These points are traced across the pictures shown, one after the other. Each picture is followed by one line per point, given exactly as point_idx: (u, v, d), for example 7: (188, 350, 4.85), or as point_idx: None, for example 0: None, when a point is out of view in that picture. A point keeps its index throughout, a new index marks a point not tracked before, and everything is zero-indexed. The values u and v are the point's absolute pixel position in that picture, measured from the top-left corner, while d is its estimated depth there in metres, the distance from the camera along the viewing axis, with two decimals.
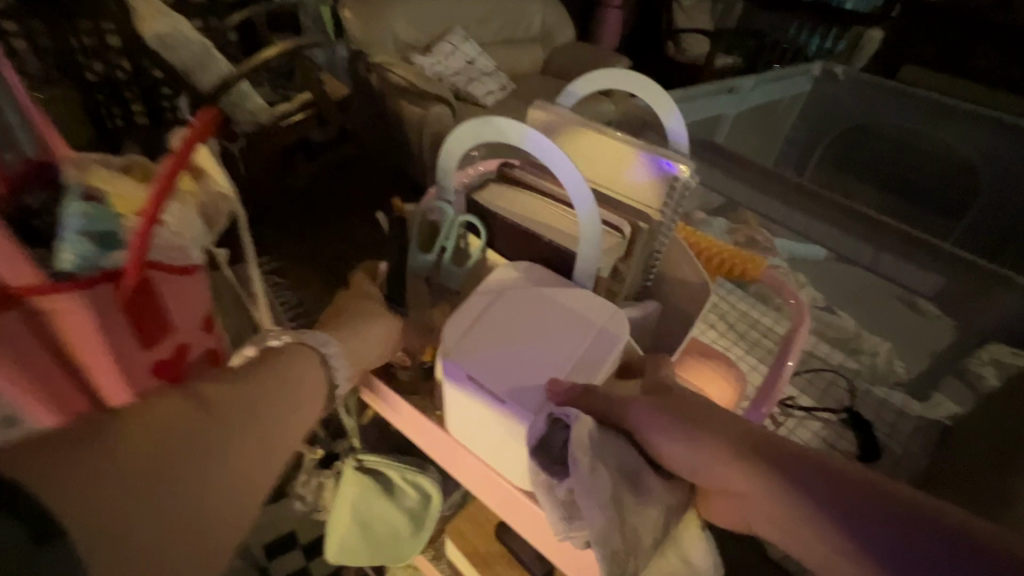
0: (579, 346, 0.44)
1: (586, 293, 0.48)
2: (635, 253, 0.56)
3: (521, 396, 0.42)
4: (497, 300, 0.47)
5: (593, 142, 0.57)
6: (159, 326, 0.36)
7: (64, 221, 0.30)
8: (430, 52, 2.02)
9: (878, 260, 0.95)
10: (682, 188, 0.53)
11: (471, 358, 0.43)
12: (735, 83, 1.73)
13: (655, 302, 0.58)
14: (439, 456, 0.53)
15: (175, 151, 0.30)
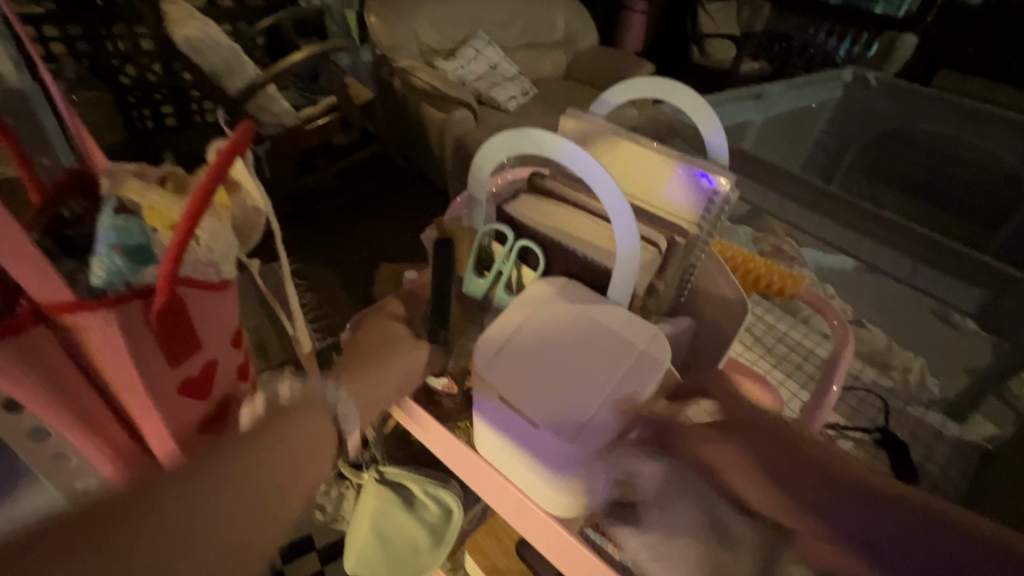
0: (618, 370, 0.42)
1: (622, 312, 0.47)
2: (671, 268, 0.53)
3: (558, 422, 0.40)
4: (531, 321, 0.45)
5: (626, 152, 0.56)
6: (190, 345, 0.33)
7: (97, 234, 0.29)
8: (453, 57, 2.02)
9: (916, 274, 0.89)
10: (723, 201, 0.51)
11: (507, 378, 0.42)
12: (763, 89, 1.71)
13: (689, 319, 0.56)
14: (465, 474, 0.52)
15: (212, 163, 0.29)
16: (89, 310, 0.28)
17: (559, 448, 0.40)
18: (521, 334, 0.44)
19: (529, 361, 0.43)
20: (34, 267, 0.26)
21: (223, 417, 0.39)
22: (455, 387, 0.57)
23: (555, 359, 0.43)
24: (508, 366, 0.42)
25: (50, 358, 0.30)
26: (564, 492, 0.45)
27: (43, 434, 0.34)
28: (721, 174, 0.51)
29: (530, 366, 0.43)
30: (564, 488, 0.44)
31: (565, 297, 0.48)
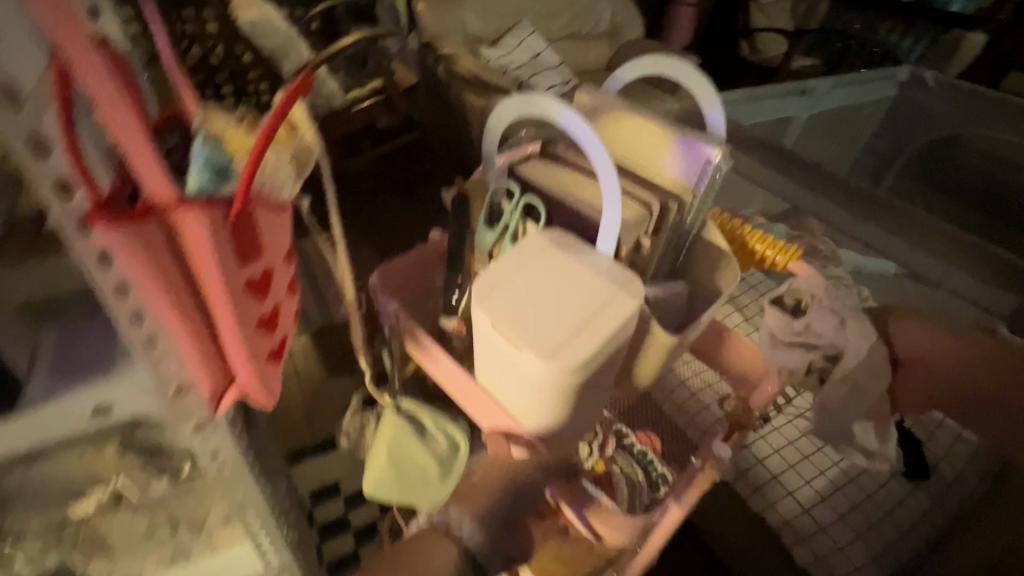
0: (596, 305, 0.48)
1: (607, 260, 0.52)
2: (660, 242, 0.58)
3: (540, 343, 0.46)
4: (524, 259, 0.52)
5: (631, 124, 0.61)
6: (256, 250, 0.41)
7: (192, 153, 0.37)
8: (498, 45, 2.09)
9: (949, 275, 0.93)
10: (716, 170, 0.56)
11: (498, 305, 0.48)
12: (808, 85, 1.72)
13: (682, 285, 0.61)
14: (462, 395, 0.60)
15: (275, 107, 0.37)
16: (187, 207, 0.35)
17: (534, 368, 0.47)
18: (516, 270, 0.51)
19: (519, 294, 0.49)
20: (149, 165, 0.33)
21: (275, 320, 0.48)
22: (463, 327, 0.63)
23: (543, 295, 0.49)
24: (501, 295, 0.49)
25: (155, 254, 0.37)
26: (543, 410, 0.51)
27: (143, 319, 0.41)
28: (715, 145, 0.55)
29: (520, 298, 0.49)
30: (543, 406, 0.51)
31: (558, 244, 0.53)
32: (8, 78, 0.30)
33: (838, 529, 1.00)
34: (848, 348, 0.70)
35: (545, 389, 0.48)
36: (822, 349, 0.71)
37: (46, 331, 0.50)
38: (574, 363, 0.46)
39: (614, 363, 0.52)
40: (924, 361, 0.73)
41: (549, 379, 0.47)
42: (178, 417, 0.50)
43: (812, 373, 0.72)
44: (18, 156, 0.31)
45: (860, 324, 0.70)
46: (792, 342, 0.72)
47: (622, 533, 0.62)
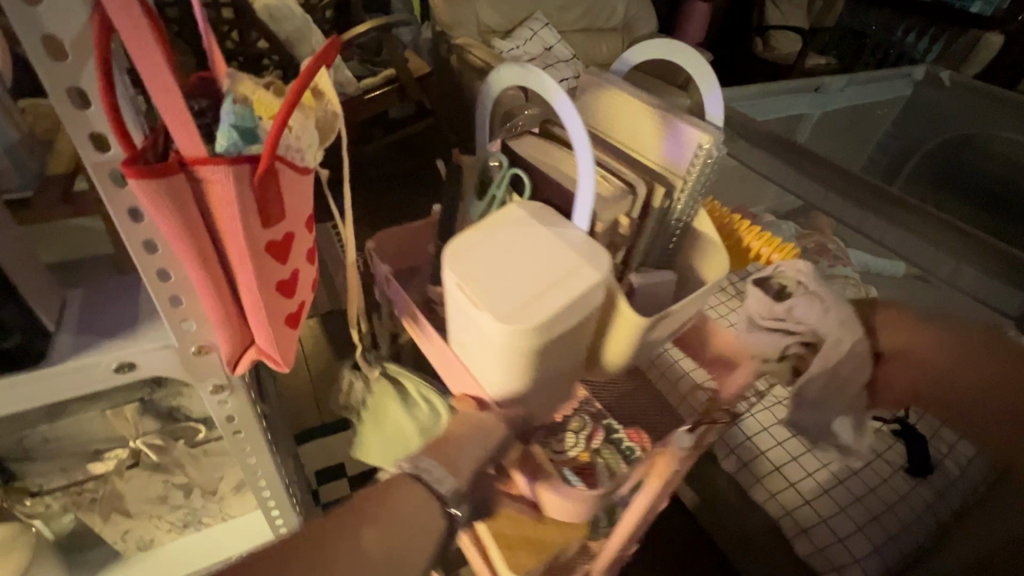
0: (562, 270, 0.46)
1: (578, 234, 0.50)
2: (647, 230, 0.58)
3: (496, 302, 0.44)
4: (500, 223, 0.50)
5: (628, 105, 0.62)
6: (279, 212, 0.42)
7: (220, 115, 0.38)
8: (511, 36, 2.07)
9: (959, 273, 0.92)
10: (706, 155, 0.55)
11: (458, 264, 0.46)
12: (823, 82, 1.70)
13: (670, 274, 0.58)
14: (444, 368, 0.57)
15: (301, 73, 0.38)
16: (217, 163, 0.36)
17: (487, 326, 0.44)
18: (482, 235, 0.49)
19: (488, 254, 0.47)
20: (182, 121, 0.34)
21: (295, 286, 0.48)
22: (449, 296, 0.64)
23: (509, 257, 0.47)
24: (461, 257, 0.47)
25: (186, 211, 0.37)
26: (503, 380, 0.48)
27: (168, 276, 0.43)
28: (705, 131, 0.55)
29: (482, 258, 0.47)
30: (503, 375, 0.48)
31: (537, 211, 0.52)
32: (50, 31, 0.31)
33: (839, 522, 1.00)
34: (827, 333, 0.60)
35: (499, 353, 0.45)
36: (800, 334, 0.63)
37: (75, 290, 0.52)
38: (528, 325, 0.43)
39: (579, 340, 0.49)
40: (915, 361, 0.58)
41: (506, 343, 0.44)
42: (197, 377, 0.51)
43: (787, 364, 0.64)
44: (60, 109, 0.33)
45: (844, 316, 0.60)
46: (771, 326, 0.65)
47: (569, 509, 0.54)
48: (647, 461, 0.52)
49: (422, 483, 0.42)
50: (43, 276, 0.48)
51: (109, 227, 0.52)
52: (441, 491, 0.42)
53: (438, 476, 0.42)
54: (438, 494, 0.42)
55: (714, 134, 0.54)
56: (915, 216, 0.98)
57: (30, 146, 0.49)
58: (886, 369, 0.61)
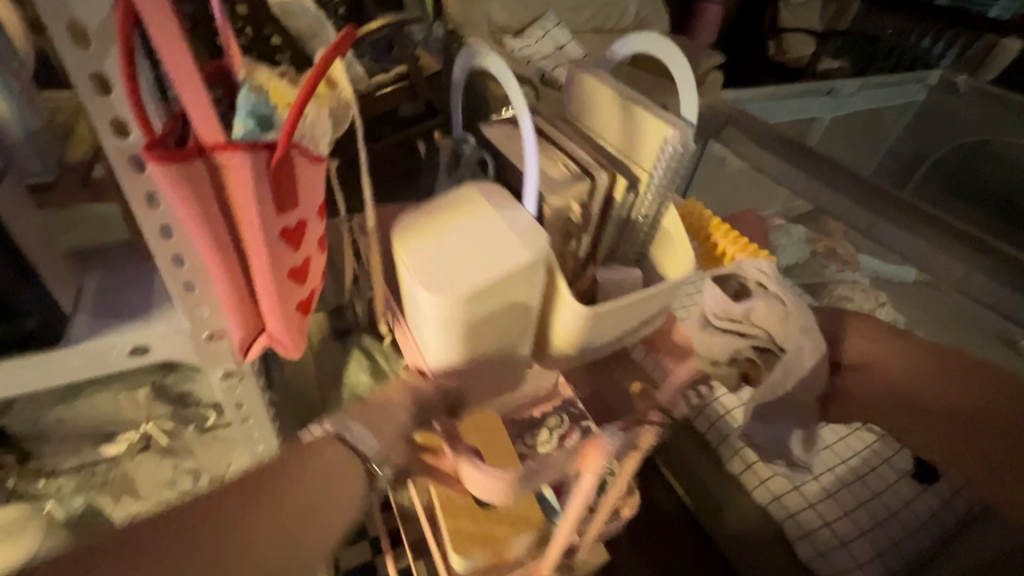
0: (492, 247, 0.47)
1: (525, 215, 0.50)
2: (607, 225, 0.59)
3: (427, 275, 0.46)
4: (448, 200, 0.52)
5: (606, 96, 0.62)
6: (294, 198, 0.42)
7: (237, 102, 0.39)
8: (522, 37, 2.07)
9: (968, 280, 0.90)
10: (677, 150, 0.55)
11: (405, 238, 0.49)
12: (836, 85, 1.70)
13: (637, 271, 0.59)
14: (406, 343, 0.60)
15: (317, 64, 0.38)
16: (234, 150, 0.36)
17: (419, 295, 0.47)
18: (430, 212, 0.51)
19: (429, 231, 0.49)
20: (202, 108, 0.35)
21: (306, 273, 0.49)
22: None
23: (447, 233, 0.49)
24: (409, 232, 0.49)
25: (203, 195, 0.38)
26: (440, 347, 0.51)
27: (183, 261, 0.44)
28: (676, 130, 0.54)
29: (424, 236, 0.49)
30: (444, 346, 0.51)
31: (484, 190, 0.52)
32: (76, 18, 0.32)
33: (842, 525, 1.00)
34: (790, 343, 0.52)
35: (432, 322, 0.48)
36: (756, 339, 0.55)
37: (91, 275, 0.53)
38: (454, 296, 0.45)
39: (516, 315, 0.51)
40: (874, 372, 0.54)
41: (439, 316, 0.47)
42: (209, 362, 0.52)
43: (736, 368, 0.56)
44: (83, 94, 0.34)
45: (806, 321, 0.52)
46: (727, 327, 0.56)
47: (484, 486, 0.44)
48: (577, 447, 0.46)
49: (347, 447, 0.44)
50: (61, 260, 0.49)
51: (124, 215, 0.53)
52: (364, 451, 0.43)
53: (361, 437, 0.43)
54: (360, 454, 0.43)
55: (682, 132, 0.54)
56: (926, 221, 0.97)
57: (51, 133, 0.50)
58: (853, 384, 0.54)
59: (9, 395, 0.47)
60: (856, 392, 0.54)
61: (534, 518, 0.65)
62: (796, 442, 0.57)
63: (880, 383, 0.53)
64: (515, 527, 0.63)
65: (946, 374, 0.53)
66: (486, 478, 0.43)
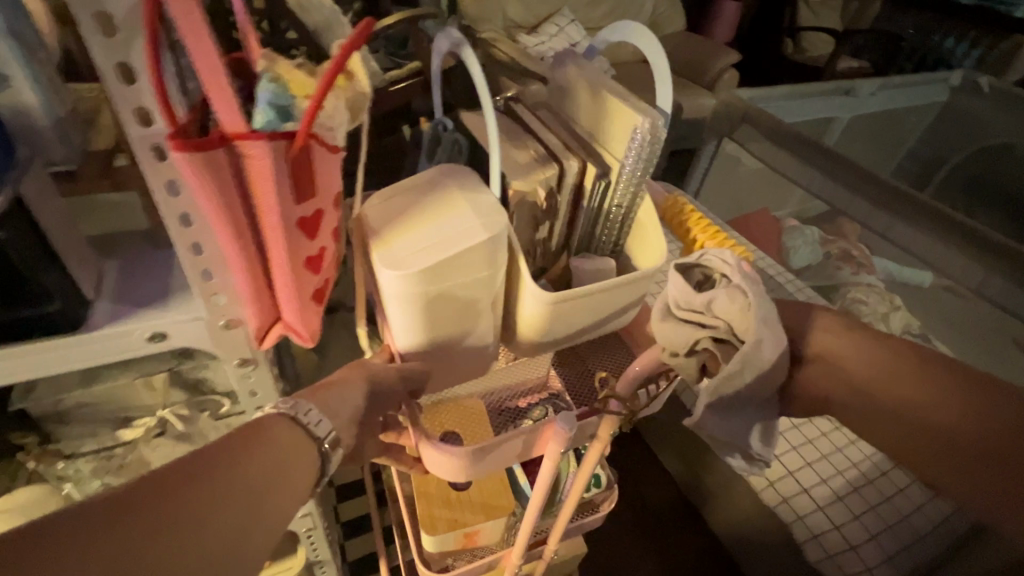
0: (448, 227, 0.47)
1: (490, 197, 0.50)
2: (579, 216, 0.57)
3: (381, 256, 0.46)
4: (413, 183, 0.52)
5: (581, 82, 0.58)
6: (312, 188, 0.43)
7: (258, 92, 0.39)
8: (537, 32, 2.03)
9: (987, 282, 0.92)
10: (645, 138, 0.51)
11: (369, 219, 0.49)
12: (855, 84, 1.67)
13: (610, 261, 0.57)
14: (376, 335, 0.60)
15: (335, 55, 0.38)
16: (255, 139, 0.37)
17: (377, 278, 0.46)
18: (393, 194, 0.51)
19: (388, 214, 0.49)
20: (225, 98, 0.36)
21: (322, 262, 0.50)
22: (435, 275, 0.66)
23: (408, 215, 0.49)
24: (373, 214, 0.49)
25: (224, 183, 0.39)
26: (401, 330, 0.50)
27: (201, 250, 0.44)
28: (646, 116, 0.50)
29: (384, 220, 0.49)
30: (408, 331, 0.50)
31: (450, 175, 0.53)
32: (104, 8, 0.33)
33: (852, 529, 0.98)
34: (750, 333, 0.45)
35: (390, 301, 0.47)
36: (716, 329, 0.47)
37: (112, 261, 0.54)
38: (406, 275, 0.45)
39: (478, 300, 0.50)
40: (837, 367, 0.51)
41: (395, 298, 0.47)
42: (225, 350, 0.53)
43: (696, 358, 0.49)
44: (109, 85, 0.35)
45: (769, 311, 0.46)
46: (691, 319, 0.48)
47: (444, 467, 0.52)
48: (536, 431, 0.54)
49: (299, 427, 0.45)
50: (83, 246, 0.50)
51: (146, 203, 0.54)
52: (317, 432, 0.46)
53: (316, 420, 0.46)
54: (316, 437, 0.46)
55: (653, 119, 0.50)
56: (944, 224, 0.96)
57: (76, 119, 0.51)
58: (821, 376, 0.51)
59: (31, 377, 0.48)
60: (823, 386, 0.51)
61: (506, 505, 0.71)
62: (755, 440, 0.50)
63: (845, 375, 0.50)
64: (487, 512, 0.70)
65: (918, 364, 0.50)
66: (447, 457, 0.51)
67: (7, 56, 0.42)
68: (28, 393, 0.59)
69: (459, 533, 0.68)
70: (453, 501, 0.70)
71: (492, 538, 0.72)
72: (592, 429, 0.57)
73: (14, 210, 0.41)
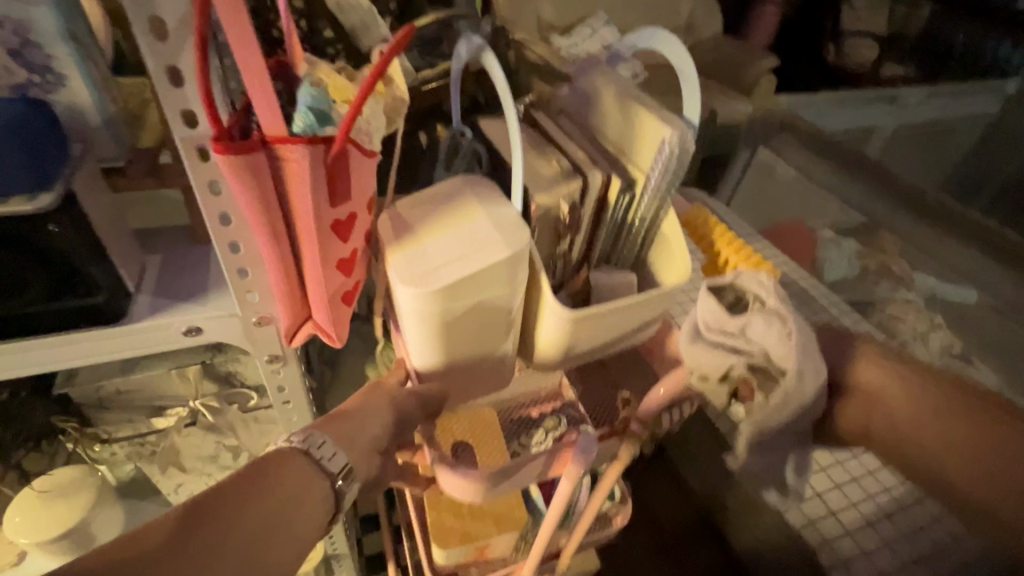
0: (470, 242, 0.47)
1: (512, 212, 0.49)
2: (602, 230, 0.56)
3: (401, 268, 0.46)
4: (437, 191, 0.52)
5: (604, 97, 0.58)
6: (347, 192, 0.43)
7: (299, 98, 0.40)
8: (570, 34, 2.00)
9: None
10: (672, 150, 0.51)
11: (399, 226, 0.49)
12: (900, 92, 1.61)
13: (631, 274, 0.57)
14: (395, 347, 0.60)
15: (376, 62, 0.39)
16: (296, 144, 0.38)
17: (397, 291, 0.46)
18: (417, 204, 0.51)
19: (411, 224, 0.49)
20: (268, 103, 0.37)
21: (353, 265, 0.50)
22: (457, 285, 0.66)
23: (431, 226, 0.49)
24: (401, 219, 0.49)
25: (262, 184, 0.39)
26: (417, 345, 0.50)
27: (238, 248, 0.45)
28: (674, 127, 0.50)
29: (406, 231, 0.49)
30: (431, 342, 0.50)
31: (472, 188, 0.52)
32: (157, 13, 0.34)
33: (882, 558, 0.93)
34: (792, 366, 0.44)
35: (407, 314, 0.47)
36: (750, 355, 0.46)
37: (153, 255, 0.56)
38: (423, 291, 0.45)
39: (497, 315, 0.50)
40: (876, 402, 0.49)
41: (413, 312, 0.46)
42: (257, 346, 0.54)
43: (726, 386, 0.47)
44: (159, 87, 0.36)
45: (808, 341, 0.45)
46: (719, 341, 0.47)
47: (463, 491, 0.53)
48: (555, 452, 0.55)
49: (311, 461, 0.46)
50: (128, 240, 0.52)
51: (187, 201, 0.55)
52: (330, 469, 0.46)
53: (330, 454, 0.47)
54: (329, 473, 0.46)
55: (681, 131, 0.50)
56: None
57: (125, 118, 0.53)
58: (863, 408, 0.49)
59: (73, 366, 0.50)
60: (859, 416, 0.49)
61: (518, 519, 0.71)
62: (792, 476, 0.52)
63: (881, 411, 0.49)
64: (498, 526, 0.70)
65: (951, 403, 0.49)
66: (466, 482, 0.52)
67: (65, 57, 0.43)
68: (71, 378, 0.62)
69: (470, 547, 0.68)
70: (463, 513, 0.71)
71: (504, 550, 0.72)
72: (612, 449, 0.58)
73: (65, 205, 0.42)
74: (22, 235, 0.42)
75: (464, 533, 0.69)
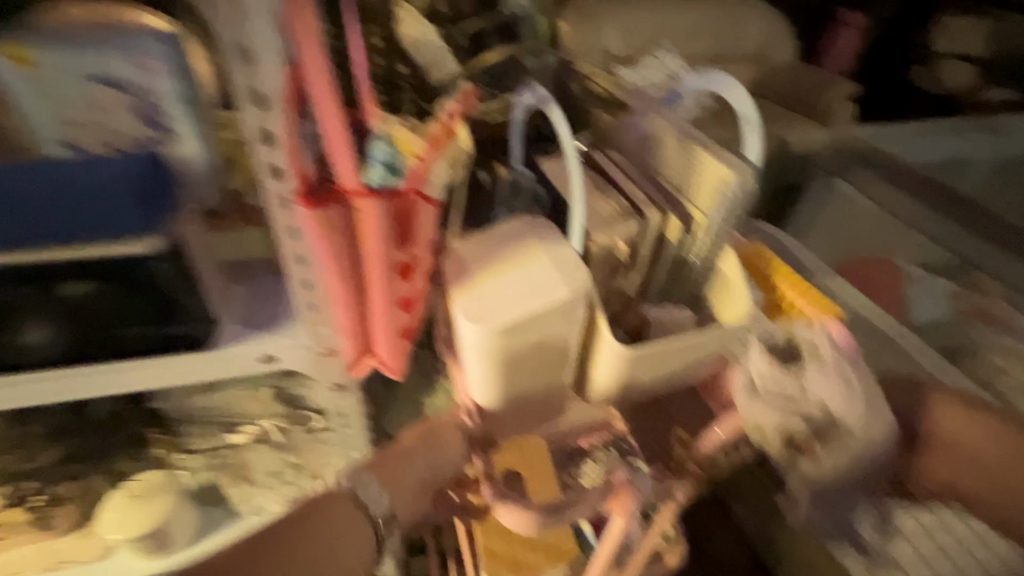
0: (531, 282, 0.48)
1: (571, 252, 0.50)
2: (660, 264, 0.56)
3: (466, 306, 0.48)
4: (499, 227, 0.52)
5: (665, 139, 0.58)
6: (413, 237, 0.46)
7: (374, 152, 0.47)
8: None
9: None
10: (739, 195, 0.51)
11: (459, 262, 0.51)
12: None
13: (687, 313, 0.56)
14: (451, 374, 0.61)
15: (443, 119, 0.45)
16: (370, 198, 0.41)
17: (462, 327, 0.48)
18: (479, 239, 0.52)
19: (473, 261, 0.50)
20: (347, 161, 0.41)
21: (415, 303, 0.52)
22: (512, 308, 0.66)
23: (493, 262, 0.49)
24: (462, 254, 0.51)
25: (339, 232, 0.43)
26: (476, 381, 0.52)
27: (312, 287, 0.49)
28: (739, 173, 0.50)
29: (469, 267, 0.50)
30: (488, 378, 0.51)
31: (531, 226, 0.52)
32: (256, 87, 0.38)
33: None
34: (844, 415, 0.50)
35: (468, 349, 0.49)
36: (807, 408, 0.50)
37: (238, 286, 0.62)
38: (488, 329, 0.47)
39: (553, 352, 0.51)
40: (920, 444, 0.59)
41: (476, 347, 0.48)
42: (323, 374, 0.58)
43: (782, 437, 0.51)
44: (255, 147, 0.41)
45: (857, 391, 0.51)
46: (779, 394, 0.50)
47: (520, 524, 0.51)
48: (609, 489, 0.53)
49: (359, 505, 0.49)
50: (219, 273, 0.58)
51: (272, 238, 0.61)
52: (371, 510, 0.49)
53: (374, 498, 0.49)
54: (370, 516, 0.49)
55: (745, 175, 0.50)
56: None
57: None
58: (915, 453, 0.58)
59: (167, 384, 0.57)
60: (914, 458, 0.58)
61: (568, 551, 0.70)
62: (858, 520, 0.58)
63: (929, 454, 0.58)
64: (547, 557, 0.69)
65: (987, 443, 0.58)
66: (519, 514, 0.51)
67: (181, 119, 0.50)
68: None
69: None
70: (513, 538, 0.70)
71: None
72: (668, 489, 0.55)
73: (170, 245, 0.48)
74: (135, 273, 0.48)
75: (512, 561, 0.69)
